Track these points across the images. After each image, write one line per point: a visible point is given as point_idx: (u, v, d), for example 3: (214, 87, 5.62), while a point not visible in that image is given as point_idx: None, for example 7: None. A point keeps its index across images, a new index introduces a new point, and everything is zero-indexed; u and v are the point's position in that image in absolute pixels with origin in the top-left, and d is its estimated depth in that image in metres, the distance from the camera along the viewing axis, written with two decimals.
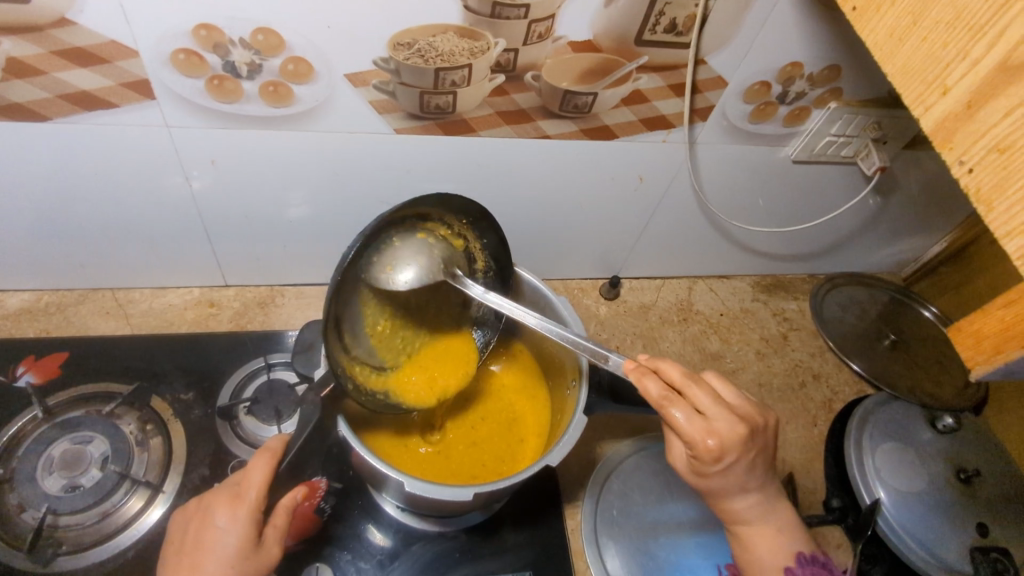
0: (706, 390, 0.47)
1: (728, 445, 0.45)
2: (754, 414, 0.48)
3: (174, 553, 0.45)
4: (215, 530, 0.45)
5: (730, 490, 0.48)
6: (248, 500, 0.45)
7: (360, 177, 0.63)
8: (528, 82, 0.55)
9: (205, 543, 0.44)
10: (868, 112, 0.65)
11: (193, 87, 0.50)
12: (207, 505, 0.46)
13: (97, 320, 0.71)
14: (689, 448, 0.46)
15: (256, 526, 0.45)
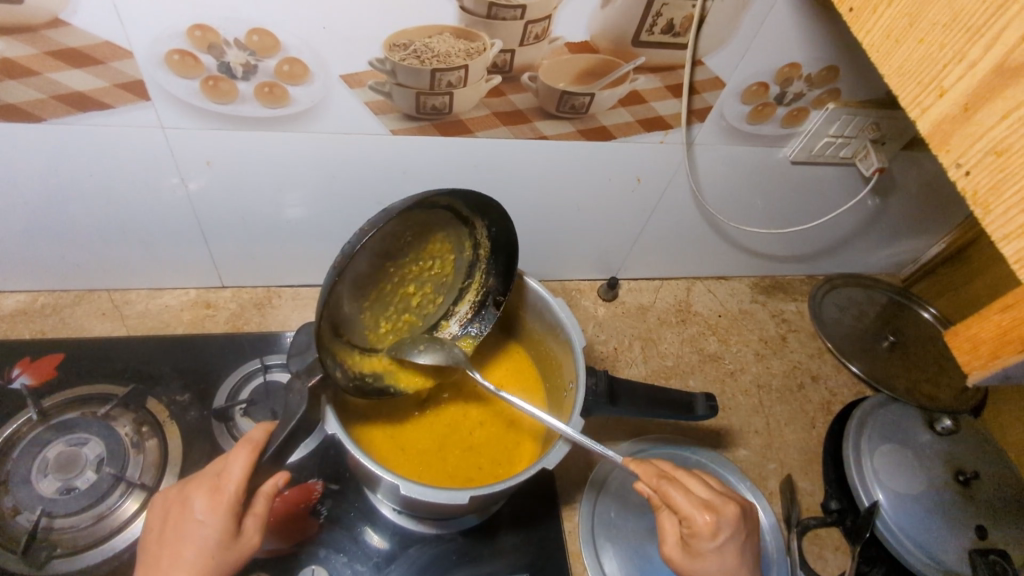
0: (698, 479, 0.50)
1: (723, 521, 0.46)
2: (744, 504, 0.50)
3: (154, 538, 0.46)
4: (193, 522, 0.45)
5: (725, 575, 0.47)
6: (227, 496, 0.45)
7: (357, 178, 0.63)
8: (524, 83, 0.55)
9: (183, 534, 0.44)
10: (867, 113, 0.64)
11: (188, 88, 0.50)
12: (186, 493, 0.46)
13: (93, 322, 0.70)
14: (686, 526, 0.46)
15: (235, 520, 0.45)
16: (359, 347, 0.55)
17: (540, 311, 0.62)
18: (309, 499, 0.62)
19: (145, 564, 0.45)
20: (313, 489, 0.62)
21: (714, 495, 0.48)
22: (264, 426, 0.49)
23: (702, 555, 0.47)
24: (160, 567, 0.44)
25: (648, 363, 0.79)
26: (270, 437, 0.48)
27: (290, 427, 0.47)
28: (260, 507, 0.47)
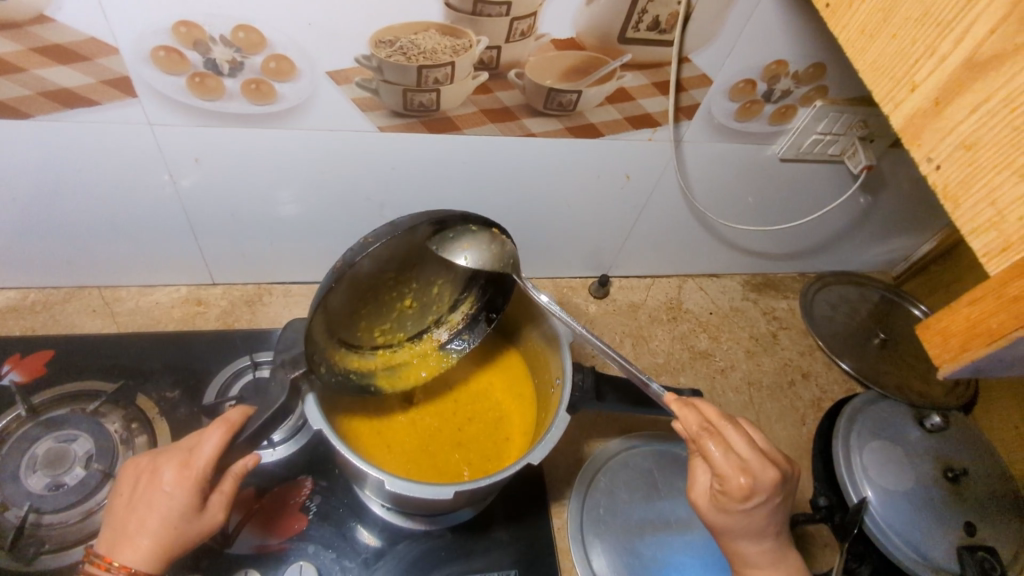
0: (744, 432, 0.49)
1: (760, 485, 0.46)
2: (783, 461, 0.49)
3: (122, 501, 0.47)
4: (160, 493, 0.46)
5: (748, 533, 0.48)
6: (195, 472, 0.46)
7: (345, 176, 0.63)
8: (512, 79, 0.55)
9: (149, 502, 0.46)
10: (854, 111, 0.65)
11: (175, 85, 0.50)
12: (157, 461, 0.47)
13: (83, 319, 0.70)
14: (719, 482, 0.47)
15: (201, 495, 0.47)
16: (347, 344, 0.55)
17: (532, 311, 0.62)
18: (299, 496, 0.62)
19: (111, 526, 0.46)
20: (301, 487, 0.63)
21: (756, 453, 0.47)
22: (243, 405, 0.49)
23: (733, 515, 0.47)
24: (125, 531, 0.45)
25: (639, 360, 0.80)
26: (248, 418, 0.49)
27: (270, 412, 0.48)
28: (227, 485, 0.49)
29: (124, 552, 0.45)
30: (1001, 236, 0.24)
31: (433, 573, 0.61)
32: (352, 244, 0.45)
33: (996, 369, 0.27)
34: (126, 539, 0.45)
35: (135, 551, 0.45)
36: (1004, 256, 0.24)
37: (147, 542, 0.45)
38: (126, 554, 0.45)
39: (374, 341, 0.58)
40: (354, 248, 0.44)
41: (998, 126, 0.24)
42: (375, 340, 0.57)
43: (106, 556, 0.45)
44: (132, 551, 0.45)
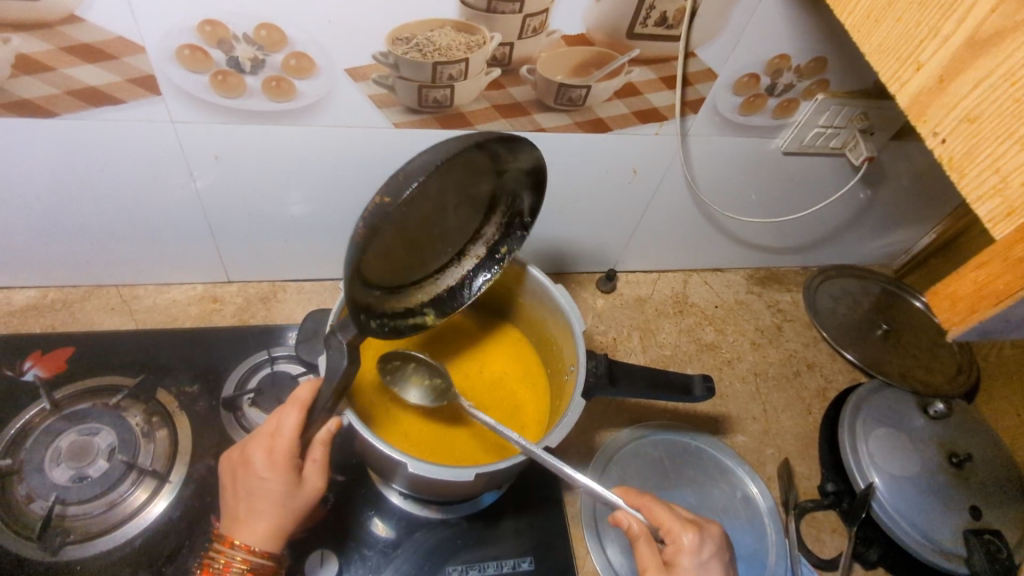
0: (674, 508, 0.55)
1: (707, 535, 0.52)
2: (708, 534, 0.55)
3: (230, 491, 0.51)
4: (257, 479, 0.49)
5: None
6: (282, 455, 0.49)
7: (361, 171, 0.65)
8: (523, 75, 0.56)
9: (251, 489, 0.49)
10: (855, 104, 0.66)
11: (198, 82, 0.51)
12: (249, 453, 0.50)
13: (102, 316, 0.72)
14: (672, 539, 0.51)
15: (294, 473, 0.50)
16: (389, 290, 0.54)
17: (552, 310, 0.60)
18: (316, 487, 0.63)
19: (228, 510, 0.51)
20: None
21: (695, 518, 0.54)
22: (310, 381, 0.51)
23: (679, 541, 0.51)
24: (239, 514, 0.50)
25: (647, 352, 0.81)
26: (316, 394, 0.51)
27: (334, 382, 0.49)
28: (317, 454, 0.52)
29: (243, 533, 0.49)
30: (1005, 202, 0.26)
31: (450, 561, 0.62)
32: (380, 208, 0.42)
33: (1001, 332, 0.29)
34: (243, 522, 0.49)
35: (253, 530, 0.49)
36: (1009, 221, 0.25)
37: (264, 521, 0.49)
38: (244, 534, 0.49)
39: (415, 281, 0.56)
40: (382, 214, 0.41)
41: (1000, 99, 0.26)
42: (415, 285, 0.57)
43: (228, 536, 0.49)
44: (249, 530, 0.49)
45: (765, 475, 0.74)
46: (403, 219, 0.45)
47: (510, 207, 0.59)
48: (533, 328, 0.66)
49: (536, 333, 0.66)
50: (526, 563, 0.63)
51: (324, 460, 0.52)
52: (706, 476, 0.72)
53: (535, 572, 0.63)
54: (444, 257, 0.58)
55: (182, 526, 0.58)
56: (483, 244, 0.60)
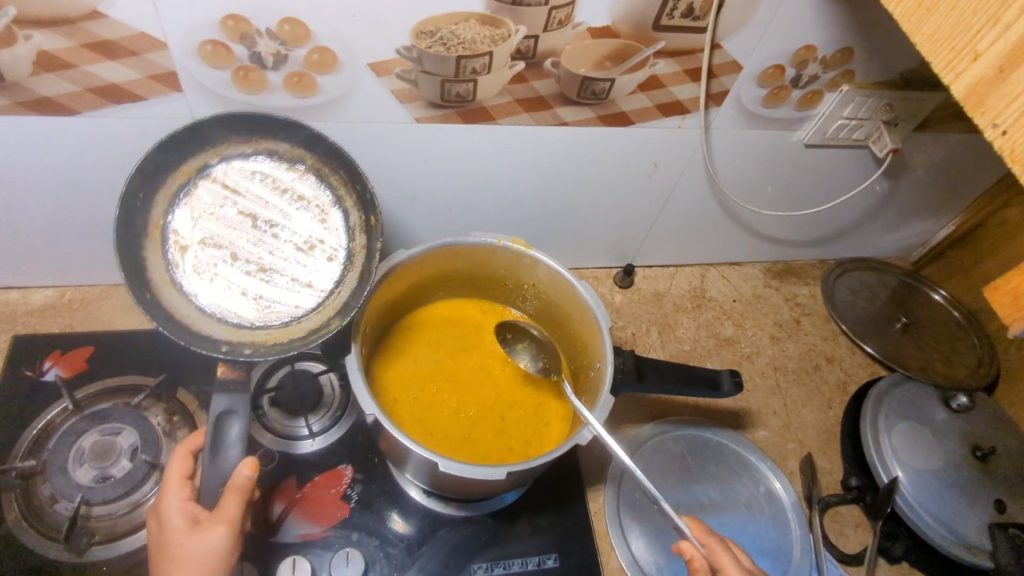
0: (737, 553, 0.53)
1: None
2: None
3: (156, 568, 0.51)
4: (157, 532, 0.50)
5: None
6: (173, 500, 0.51)
7: (380, 167, 0.64)
8: (547, 68, 0.56)
9: (157, 548, 0.49)
10: (880, 95, 0.65)
11: (220, 79, 0.51)
12: (160, 509, 0.51)
13: (120, 316, 0.71)
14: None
15: (189, 520, 0.50)
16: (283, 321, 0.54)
17: (575, 306, 0.59)
18: (338, 485, 0.63)
19: None
20: (343, 475, 0.64)
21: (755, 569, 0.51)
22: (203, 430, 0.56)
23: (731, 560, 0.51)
24: None
25: (666, 348, 0.81)
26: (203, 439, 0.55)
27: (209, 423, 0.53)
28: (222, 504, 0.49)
29: None
30: None
31: (475, 558, 0.61)
32: (136, 206, 0.50)
33: None
34: None
35: None
36: None
37: None
38: None
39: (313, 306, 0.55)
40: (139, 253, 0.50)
41: None
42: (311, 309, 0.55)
43: None
44: None
45: (787, 470, 0.74)
46: (171, 256, 0.52)
47: (350, 174, 0.54)
48: (556, 326, 0.65)
49: (558, 330, 0.65)
50: (550, 560, 0.63)
51: (231, 513, 0.49)
52: (729, 471, 0.71)
53: (560, 569, 0.62)
54: (329, 273, 0.55)
55: None
56: (359, 234, 0.55)
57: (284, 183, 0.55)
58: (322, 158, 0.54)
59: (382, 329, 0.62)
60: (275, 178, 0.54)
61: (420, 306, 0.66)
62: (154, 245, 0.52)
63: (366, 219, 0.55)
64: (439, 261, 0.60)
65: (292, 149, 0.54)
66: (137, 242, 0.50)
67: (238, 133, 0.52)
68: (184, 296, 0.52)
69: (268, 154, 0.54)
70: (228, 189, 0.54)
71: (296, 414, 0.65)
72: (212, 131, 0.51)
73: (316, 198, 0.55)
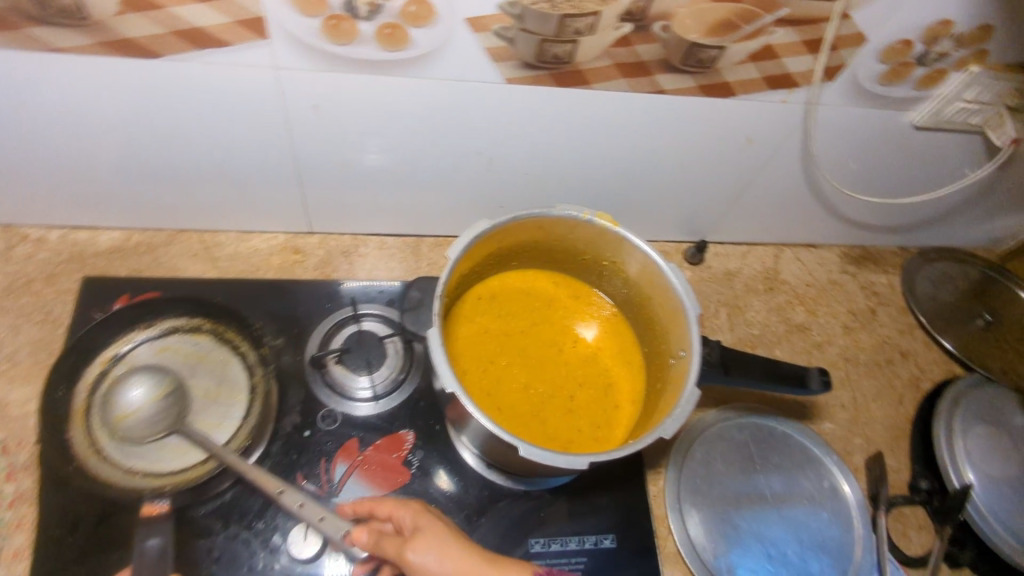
0: None
1: None
2: None
3: None
4: None
5: None
6: None
7: (459, 127, 0.61)
8: (655, 33, 0.51)
9: None
10: (1010, 78, 0.60)
11: (309, 27, 0.48)
12: None
13: (185, 262, 0.70)
14: None
15: None
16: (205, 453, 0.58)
17: (660, 290, 0.57)
18: (400, 450, 0.63)
19: None
20: (404, 440, 0.63)
21: None
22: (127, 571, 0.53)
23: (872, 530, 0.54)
24: None
25: (734, 331, 0.78)
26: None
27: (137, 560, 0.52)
28: None
29: None
30: None
31: (533, 533, 0.61)
32: (59, 394, 0.57)
33: None
34: None
35: None
36: None
37: None
38: None
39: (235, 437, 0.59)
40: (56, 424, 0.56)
41: None
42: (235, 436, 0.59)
43: None
44: None
45: (852, 466, 0.72)
46: (87, 419, 0.57)
47: (242, 325, 0.64)
48: (632, 306, 0.63)
49: (634, 311, 0.63)
50: (608, 540, 0.62)
51: None
52: (793, 463, 0.69)
53: (617, 550, 0.62)
54: (248, 407, 0.61)
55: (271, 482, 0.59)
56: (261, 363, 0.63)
57: (193, 340, 0.62)
58: (219, 317, 0.64)
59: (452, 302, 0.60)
60: (185, 341, 0.62)
61: (492, 277, 0.64)
62: (77, 422, 0.56)
63: (260, 354, 0.64)
64: (519, 235, 0.58)
65: (191, 321, 0.63)
66: (61, 425, 0.56)
67: (140, 318, 0.62)
68: (110, 457, 0.56)
69: (169, 329, 0.62)
70: (116, 379, 0.59)
71: (359, 374, 0.64)
72: (104, 333, 0.60)
73: (228, 362, 0.62)
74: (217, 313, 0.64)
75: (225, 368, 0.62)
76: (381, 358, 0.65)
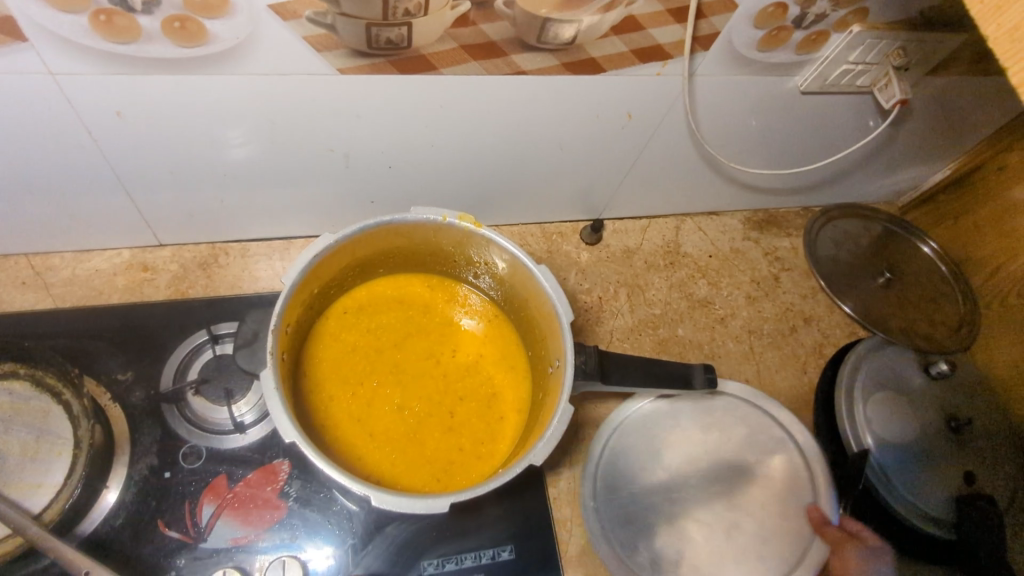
0: None
1: None
2: None
3: None
4: None
5: None
6: None
7: (300, 123, 0.54)
8: (499, 9, 0.45)
9: None
10: (894, 37, 0.56)
11: (75, 26, 0.39)
12: None
13: (13, 293, 0.62)
14: None
15: None
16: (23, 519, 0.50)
17: (532, 291, 0.52)
18: (275, 482, 0.57)
19: None
20: (278, 470, 0.57)
21: None
22: None
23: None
24: None
25: (635, 312, 0.75)
26: None
27: None
28: None
29: None
30: None
31: (426, 555, 0.58)
32: None
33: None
34: None
35: None
36: None
37: None
38: None
39: (54, 503, 0.50)
40: None
41: None
42: (54, 501, 0.50)
43: None
44: None
45: None
46: None
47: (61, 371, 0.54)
48: (512, 305, 0.58)
49: (515, 310, 0.58)
50: (506, 552, 0.59)
51: None
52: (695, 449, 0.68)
53: (516, 561, 0.59)
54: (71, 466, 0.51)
55: (127, 535, 0.53)
56: (84, 415, 0.53)
57: (9, 388, 0.54)
58: (36, 361, 0.54)
59: (310, 319, 0.55)
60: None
61: (360, 286, 0.59)
62: None
63: (84, 404, 0.53)
64: (375, 242, 0.52)
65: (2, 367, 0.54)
66: None
67: None
68: None
69: None
70: None
71: (219, 405, 0.58)
72: None
73: (50, 413, 0.53)
74: (34, 355, 0.54)
75: (47, 419, 0.53)
76: (244, 385, 0.59)
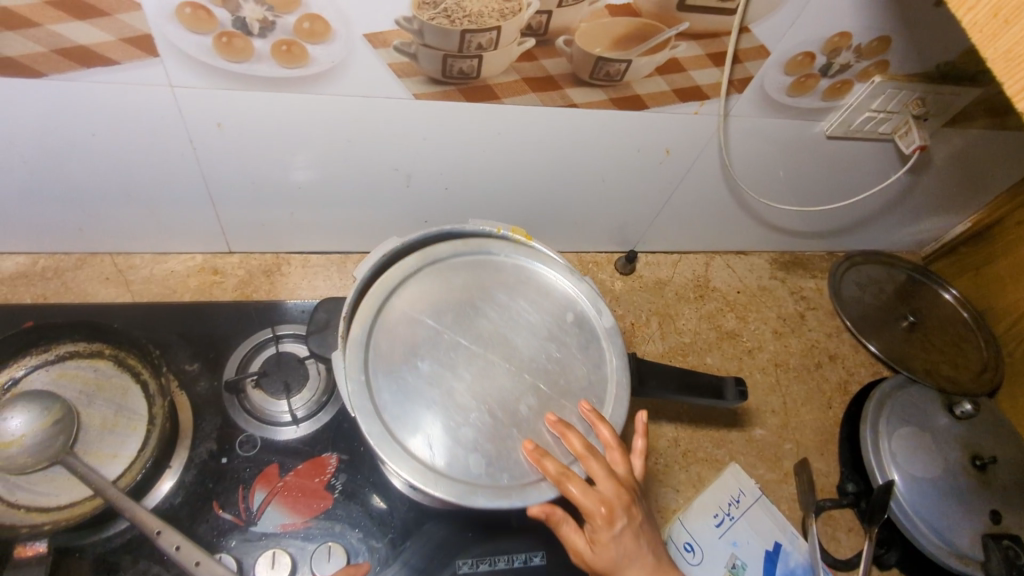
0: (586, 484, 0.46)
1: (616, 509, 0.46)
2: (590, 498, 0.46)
3: None
4: None
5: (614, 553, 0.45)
6: None
7: (371, 144, 0.60)
8: (559, 47, 0.51)
9: None
10: (914, 88, 0.61)
11: (200, 45, 0.46)
12: None
13: (97, 287, 0.68)
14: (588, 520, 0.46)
15: None
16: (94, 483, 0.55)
17: None
18: (323, 474, 0.60)
19: None
20: (327, 464, 0.61)
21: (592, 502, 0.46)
22: None
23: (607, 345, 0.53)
24: None
25: (665, 340, 0.78)
26: None
27: None
28: None
29: None
30: None
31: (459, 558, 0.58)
32: None
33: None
34: None
35: None
36: None
37: None
38: None
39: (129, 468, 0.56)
40: None
41: None
42: (129, 466, 0.56)
43: None
44: None
45: (782, 470, 0.72)
46: None
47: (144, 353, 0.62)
48: None
49: None
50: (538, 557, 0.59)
51: None
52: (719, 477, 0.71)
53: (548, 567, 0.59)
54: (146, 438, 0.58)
55: (184, 513, 0.56)
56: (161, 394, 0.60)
57: (94, 367, 0.60)
58: (122, 343, 0.61)
59: None
60: (85, 369, 0.59)
61: None
62: None
63: (161, 383, 0.61)
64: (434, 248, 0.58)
65: (91, 346, 0.61)
66: None
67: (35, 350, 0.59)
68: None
69: (67, 357, 0.59)
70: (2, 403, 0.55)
71: (277, 397, 0.63)
72: None
73: (128, 391, 0.60)
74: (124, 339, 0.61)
75: (127, 396, 0.59)
76: (300, 380, 0.64)
